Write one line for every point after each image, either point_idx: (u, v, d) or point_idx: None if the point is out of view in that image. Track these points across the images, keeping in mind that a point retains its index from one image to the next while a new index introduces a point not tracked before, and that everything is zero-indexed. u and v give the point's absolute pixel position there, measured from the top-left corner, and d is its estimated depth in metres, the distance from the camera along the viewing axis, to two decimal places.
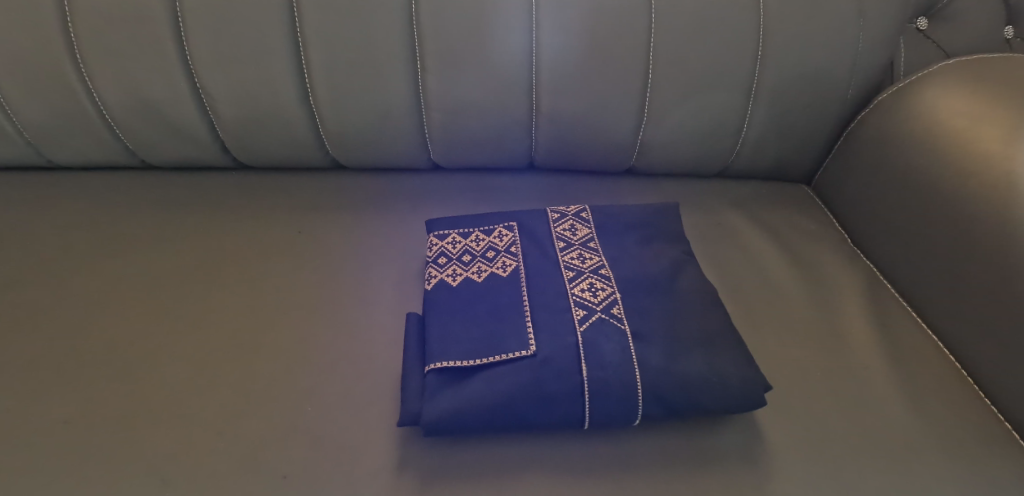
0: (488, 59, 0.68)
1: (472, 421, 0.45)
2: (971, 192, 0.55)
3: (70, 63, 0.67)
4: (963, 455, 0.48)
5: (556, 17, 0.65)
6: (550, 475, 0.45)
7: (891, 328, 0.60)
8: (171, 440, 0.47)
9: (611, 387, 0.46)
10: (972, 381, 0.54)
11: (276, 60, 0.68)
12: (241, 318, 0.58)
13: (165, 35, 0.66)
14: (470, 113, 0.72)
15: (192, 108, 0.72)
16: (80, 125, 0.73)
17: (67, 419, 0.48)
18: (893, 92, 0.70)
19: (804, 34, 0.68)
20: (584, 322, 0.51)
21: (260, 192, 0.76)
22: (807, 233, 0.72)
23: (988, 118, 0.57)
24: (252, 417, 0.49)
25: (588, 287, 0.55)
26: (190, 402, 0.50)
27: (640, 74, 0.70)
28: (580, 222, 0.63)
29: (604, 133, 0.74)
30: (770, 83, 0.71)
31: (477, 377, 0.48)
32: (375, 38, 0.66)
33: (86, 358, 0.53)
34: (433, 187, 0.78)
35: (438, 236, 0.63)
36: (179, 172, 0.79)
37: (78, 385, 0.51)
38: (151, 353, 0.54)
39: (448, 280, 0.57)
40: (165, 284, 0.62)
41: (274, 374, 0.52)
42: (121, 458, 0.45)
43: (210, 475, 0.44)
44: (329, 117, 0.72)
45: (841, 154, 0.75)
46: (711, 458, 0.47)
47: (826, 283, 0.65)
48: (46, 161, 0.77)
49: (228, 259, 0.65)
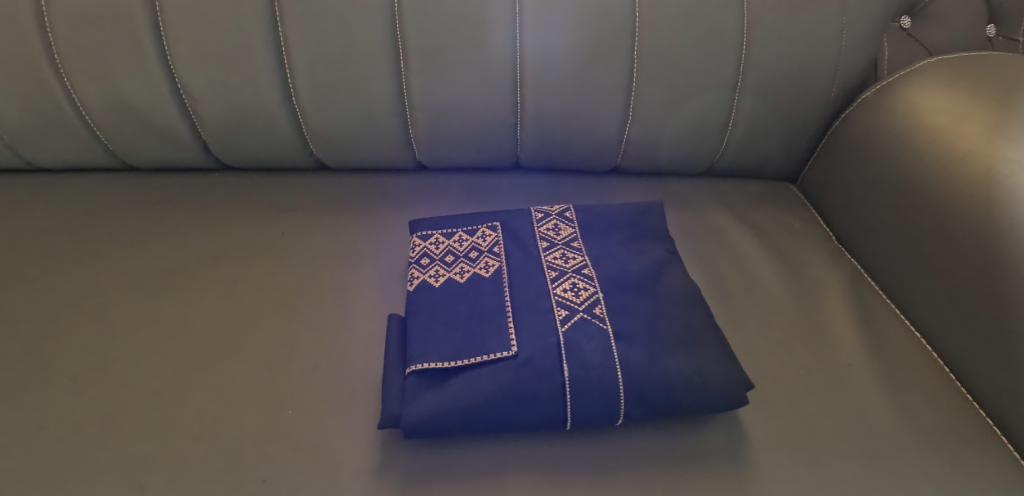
0: (472, 59, 0.67)
1: (453, 422, 0.45)
2: (953, 190, 0.56)
3: (47, 64, 0.66)
4: (945, 452, 0.48)
5: (540, 15, 0.65)
6: (532, 476, 0.45)
7: (874, 325, 0.60)
8: (149, 446, 0.46)
9: (593, 387, 0.46)
10: (954, 377, 0.55)
11: (258, 60, 0.67)
12: (222, 321, 0.57)
13: (145, 34, 0.65)
14: (455, 112, 0.72)
15: (173, 109, 0.71)
16: (58, 125, 0.71)
17: (41, 426, 0.47)
18: (876, 90, 0.70)
19: (788, 33, 0.68)
20: (566, 322, 0.51)
21: (243, 193, 0.75)
22: (791, 230, 0.73)
23: (968, 117, 0.57)
24: (231, 421, 0.48)
25: (570, 287, 0.54)
26: (167, 405, 0.49)
27: (625, 72, 0.69)
28: (563, 222, 0.63)
29: (590, 132, 0.74)
30: (754, 82, 0.71)
31: (458, 378, 0.47)
32: (358, 38, 0.65)
33: (62, 362, 0.52)
34: (420, 187, 0.78)
35: (421, 236, 0.63)
36: (160, 174, 0.78)
37: (53, 389, 0.50)
38: (129, 357, 0.53)
39: (431, 281, 0.57)
40: (144, 287, 0.61)
41: (254, 377, 0.52)
42: (98, 461, 0.45)
43: (189, 480, 0.44)
44: (313, 118, 0.72)
45: (825, 153, 0.75)
46: (695, 457, 0.47)
47: (810, 281, 0.65)
48: (24, 162, 0.76)
49: (209, 261, 0.64)
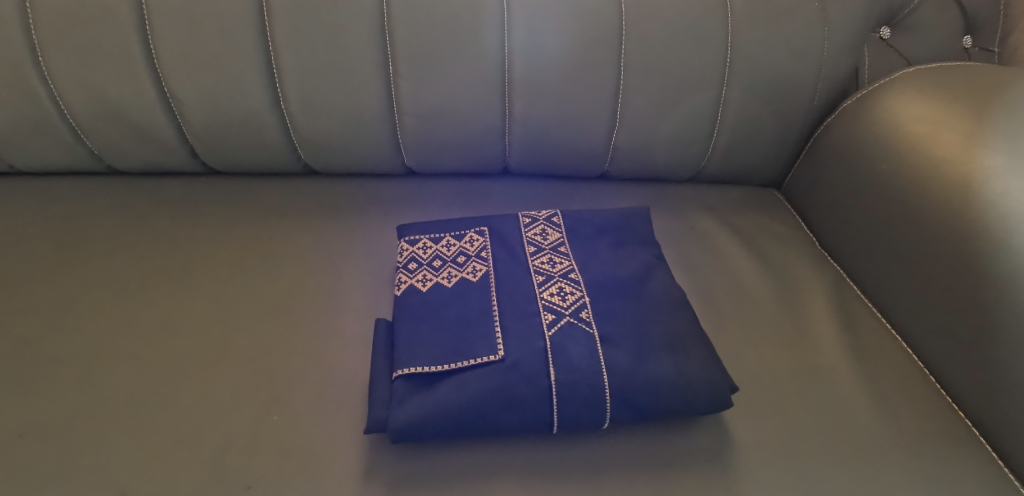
0: (462, 64, 0.68)
1: (440, 427, 0.45)
2: (930, 196, 0.57)
3: (31, 67, 0.66)
4: (924, 453, 0.49)
5: (528, 23, 0.66)
6: (519, 480, 0.45)
7: (855, 328, 0.61)
8: (133, 452, 0.45)
9: (579, 390, 0.47)
10: (934, 379, 0.56)
11: (245, 63, 0.67)
12: (207, 326, 0.57)
13: (131, 37, 0.65)
14: (445, 118, 0.72)
15: (159, 112, 0.70)
16: (42, 129, 0.71)
17: (20, 433, 0.46)
18: (857, 98, 0.72)
19: (771, 42, 0.69)
20: (553, 326, 0.51)
21: (231, 198, 0.75)
22: (775, 236, 0.74)
23: (945, 125, 0.59)
24: (216, 427, 0.48)
25: (557, 291, 0.55)
26: (151, 411, 0.49)
27: (613, 78, 0.70)
28: (551, 227, 0.63)
29: (578, 138, 0.75)
30: (739, 89, 0.72)
31: (445, 382, 0.47)
32: (346, 42, 0.66)
33: (42, 369, 0.51)
34: (409, 192, 0.78)
35: (410, 241, 0.63)
36: (146, 178, 0.78)
37: (33, 396, 0.49)
38: (111, 363, 0.53)
39: (418, 285, 0.57)
40: (128, 292, 0.60)
41: (240, 383, 0.51)
42: (79, 467, 0.44)
43: (171, 487, 0.43)
44: (301, 122, 0.72)
45: (808, 160, 0.77)
46: (680, 460, 0.47)
47: (793, 285, 0.66)
48: (7, 166, 0.75)
49: (195, 265, 0.64)
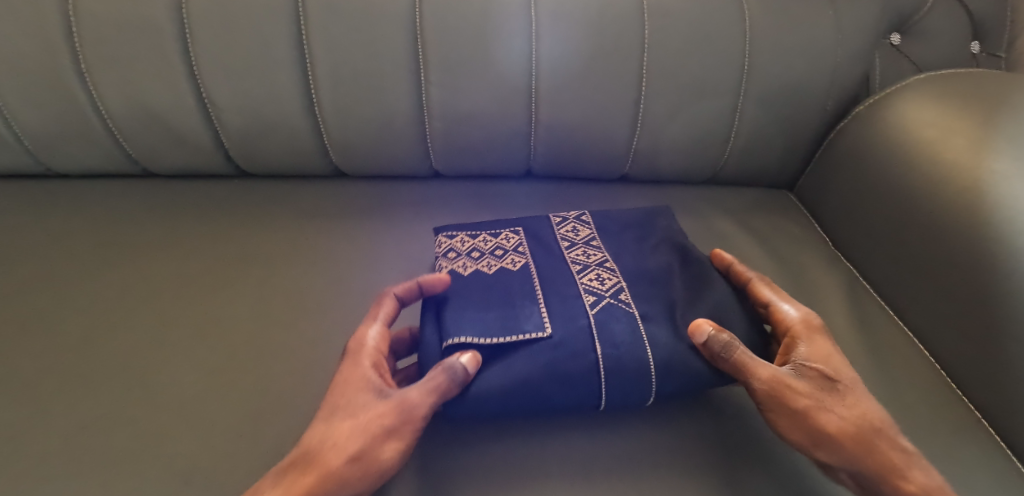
0: (489, 71, 0.71)
1: (492, 408, 0.49)
2: (942, 198, 0.60)
3: (75, 76, 0.69)
4: (940, 446, 0.51)
5: (554, 31, 0.69)
6: (553, 473, 0.48)
7: (871, 326, 0.64)
8: (192, 445, 0.48)
9: (625, 363, 0.50)
10: (944, 373, 0.58)
11: (282, 72, 0.70)
12: (250, 326, 0.59)
13: (172, 47, 0.68)
14: (472, 123, 0.74)
15: (196, 117, 0.73)
16: (82, 134, 0.73)
17: (85, 426, 0.49)
18: (871, 102, 0.74)
19: (787, 52, 0.72)
20: (595, 306, 0.54)
21: (263, 199, 0.77)
22: (790, 236, 0.76)
23: (954, 131, 0.62)
24: (268, 420, 0.50)
25: (596, 276, 0.57)
26: (205, 406, 0.51)
27: (635, 85, 0.73)
28: (581, 225, 0.66)
29: (600, 142, 0.77)
30: (756, 95, 0.74)
31: (493, 363, 0.50)
32: (380, 51, 0.69)
33: (98, 366, 0.54)
34: (434, 194, 0.81)
35: (447, 236, 0.65)
36: (181, 180, 0.80)
37: (92, 392, 0.52)
38: (163, 360, 0.55)
39: (460, 271, 0.59)
40: (174, 292, 0.63)
41: (286, 378, 0.54)
42: (141, 459, 0.47)
43: (229, 476, 0.46)
44: (333, 127, 0.74)
45: (822, 162, 0.79)
46: (705, 452, 0.50)
47: (809, 284, 0.69)
48: (45, 169, 0.77)
49: (235, 266, 0.66)
